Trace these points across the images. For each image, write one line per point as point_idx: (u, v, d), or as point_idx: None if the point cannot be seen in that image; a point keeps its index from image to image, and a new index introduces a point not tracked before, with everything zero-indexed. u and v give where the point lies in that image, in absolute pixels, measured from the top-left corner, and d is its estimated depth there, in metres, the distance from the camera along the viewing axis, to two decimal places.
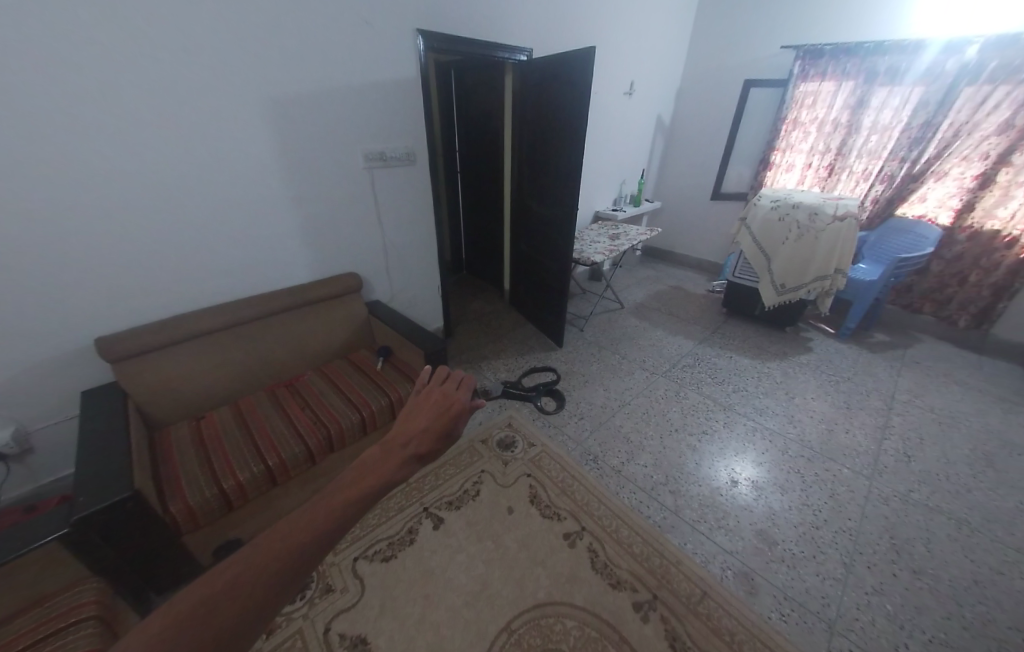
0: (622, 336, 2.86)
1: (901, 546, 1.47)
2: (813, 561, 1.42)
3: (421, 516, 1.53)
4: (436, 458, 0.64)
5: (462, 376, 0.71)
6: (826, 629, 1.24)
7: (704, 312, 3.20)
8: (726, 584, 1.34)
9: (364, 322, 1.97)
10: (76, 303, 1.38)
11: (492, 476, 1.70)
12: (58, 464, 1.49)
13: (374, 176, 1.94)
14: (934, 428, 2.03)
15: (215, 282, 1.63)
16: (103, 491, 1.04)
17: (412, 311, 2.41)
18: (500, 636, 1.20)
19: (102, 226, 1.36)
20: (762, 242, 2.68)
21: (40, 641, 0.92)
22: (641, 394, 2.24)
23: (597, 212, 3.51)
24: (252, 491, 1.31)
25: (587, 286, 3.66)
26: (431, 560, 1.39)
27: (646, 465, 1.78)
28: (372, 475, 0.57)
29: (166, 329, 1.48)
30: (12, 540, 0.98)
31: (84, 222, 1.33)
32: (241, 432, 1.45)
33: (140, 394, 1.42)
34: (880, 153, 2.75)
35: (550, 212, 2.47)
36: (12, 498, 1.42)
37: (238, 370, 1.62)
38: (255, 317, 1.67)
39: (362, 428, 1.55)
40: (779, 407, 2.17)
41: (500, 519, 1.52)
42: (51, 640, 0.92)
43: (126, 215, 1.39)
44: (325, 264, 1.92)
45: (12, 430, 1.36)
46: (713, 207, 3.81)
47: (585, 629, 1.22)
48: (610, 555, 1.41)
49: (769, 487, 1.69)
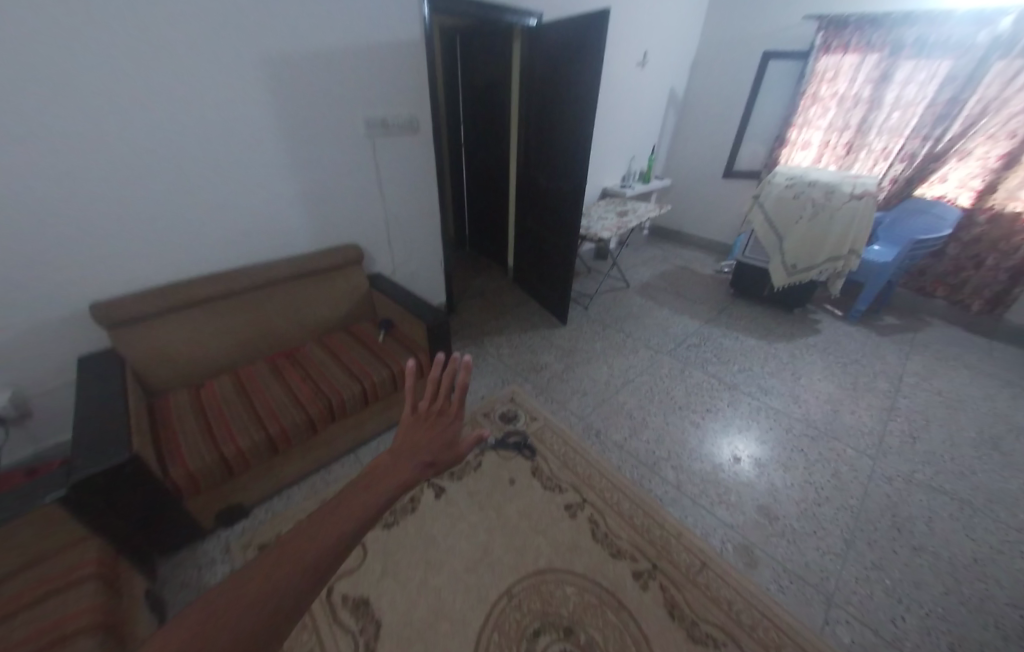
0: (627, 315, 2.82)
1: (901, 525, 1.46)
2: (813, 536, 1.42)
3: (423, 485, 1.55)
4: (442, 466, 0.57)
5: (457, 363, 0.63)
6: (823, 600, 1.24)
7: (711, 293, 3.15)
8: (725, 556, 1.35)
9: (365, 294, 1.95)
10: (70, 268, 1.36)
11: (494, 449, 1.71)
12: (58, 429, 1.51)
13: (375, 144, 1.88)
14: (941, 412, 2.00)
15: (215, 250, 1.61)
16: (102, 454, 1.04)
17: (414, 285, 2.38)
18: (500, 601, 1.21)
19: (95, 189, 1.33)
20: (773, 220, 2.60)
21: (41, 601, 0.90)
22: (645, 372, 2.23)
23: (605, 189, 3.42)
24: (255, 457, 1.32)
25: (593, 264, 3.61)
26: (432, 528, 1.41)
27: (649, 441, 1.78)
28: (379, 483, 0.50)
29: (163, 296, 1.46)
30: (13, 504, 0.97)
31: (76, 185, 1.30)
32: (243, 400, 1.45)
33: (139, 359, 1.42)
34: (901, 130, 2.64)
35: (557, 186, 2.40)
36: (14, 461, 1.45)
37: (239, 339, 1.62)
38: (256, 286, 1.65)
39: (365, 399, 1.55)
40: (784, 387, 2.15)
41: (502, 490, 1.53)
42: (52, 600, 0.90)
43: (119, 178, 1.35)
44: (326, 234, 1.89)
45: (10, 393, 1.36)
46: (725, 185, 3.71)
47: (584, 595, 1.23)
48: (610, 526, 1.42)
49: (771, 464, 1.70)
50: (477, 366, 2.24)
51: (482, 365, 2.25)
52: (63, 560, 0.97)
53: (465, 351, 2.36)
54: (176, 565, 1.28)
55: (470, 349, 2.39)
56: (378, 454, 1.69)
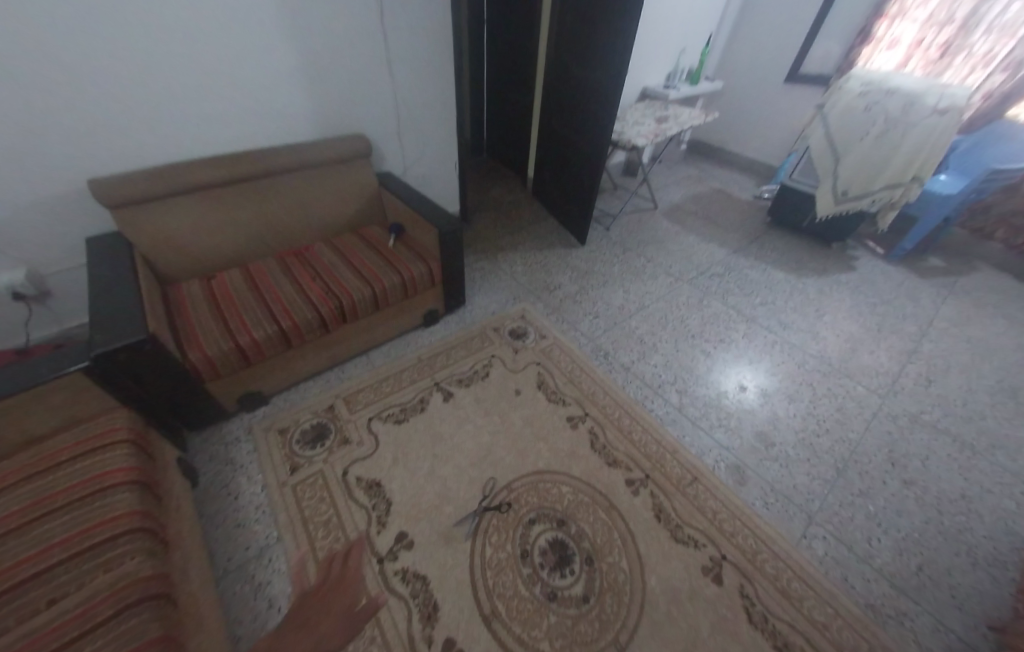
0: (650, 238, 2.66)
1: (896, 460, 1.49)
2: (806, 463, 1.46)
3: (432, 389, 1.60)
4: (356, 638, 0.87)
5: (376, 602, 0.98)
6: (804, 517, 1.31)
7: (744, 220, 2.92)
8: (717, 473, 1.41)
9: (374, 194, 1.84)
10: (58, 139, 1.26)
11: (502, 362, 1.73)
12: (76, 310, 1.56)
13: (384, 10, 1.61)
14: (965, 358, 1.92)
15: (212, 131, 1.48)
16: (117, 332, 1.06)
17: (426, 189, 2.24)
18: (500, 492, 1.30)
19: (69, 42, 1.17)
20: (835, 136, 2.29)
21: (78, 458, 0.95)
22: (662, 298, 2.16)
23: (645, 90, 3.03)
24: (269, 350, 1.35)
25: (620, 180, 3.33)
26: (439, 427, 1.48)
27: (657, 365, 1.78)
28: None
29: (161, 177, 1.38)
30: (32, 364, 0.98)
31: (47, 35, 1.14)
32: (253, 295, 1.45)
33: (145, 244, 1.40)
34: (1016, 29, 2.16)
35: (593, 79, 2.10)
36: (42, 337, 1.52)
37: (245, 232, 1.57)
38: (258, 174, 1.55)
39: (374, 303, 1.54)
40: (805, 323, 2.07)
41: (507, 399, 1.58)
42: (90, 458, 0.95)
43: (94, 31, 1.18)
44: (330, 122, 1.72)
45: (26, 272, 1.37)
46: (782, 94, 3.22)
47: (579, 495, 1.31)
48: (609, 438, 1.47)
49: (777, 395, 1.70)
50: (488, 280, 2.18)
51: (493, 279, 2.19)
52: (94, 426, 1.02)
53: (477, 265, 2.29)
54: (204, 440, 1.39)
55: (482, 262, 2.32)
56: (389, 358, 1.72)
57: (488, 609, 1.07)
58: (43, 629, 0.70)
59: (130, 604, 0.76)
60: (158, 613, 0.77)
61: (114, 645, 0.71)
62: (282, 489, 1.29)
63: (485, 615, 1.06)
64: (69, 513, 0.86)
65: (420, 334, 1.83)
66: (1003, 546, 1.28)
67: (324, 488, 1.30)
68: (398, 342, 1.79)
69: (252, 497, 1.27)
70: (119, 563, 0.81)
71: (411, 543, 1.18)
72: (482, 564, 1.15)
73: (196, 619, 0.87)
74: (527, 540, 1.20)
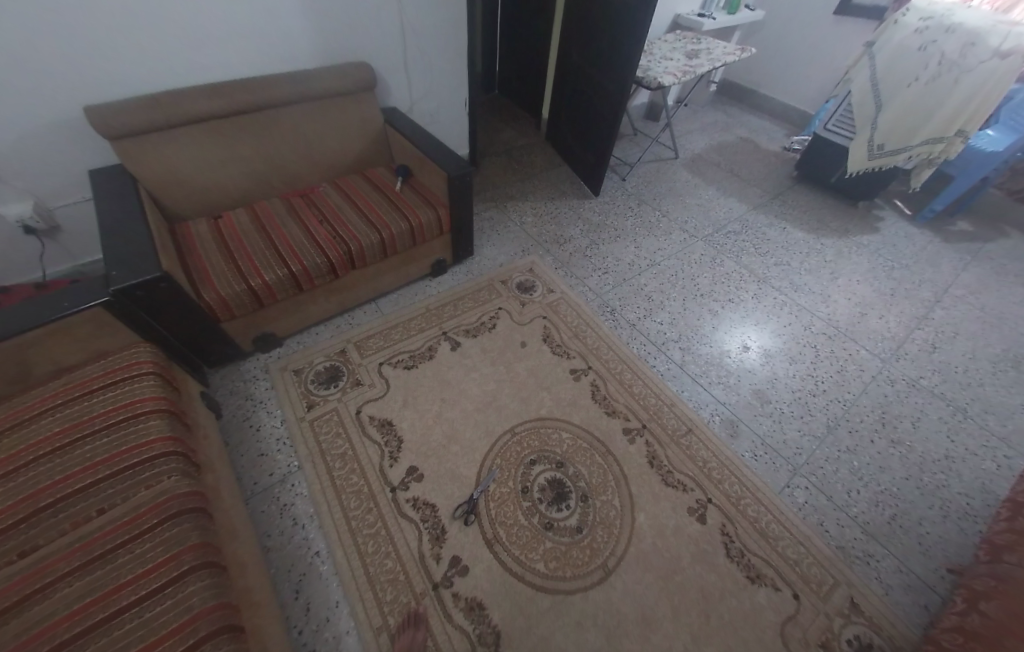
0: (667, 191, 2.55)
1: (887, 420, 1.54)
2: (798, 419, 1.52)
3: (440, 337, 1.65)
4: None
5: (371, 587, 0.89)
6: (790, 469, 1.39)
7: (769, 173, 2.77)
8: (711, 426, 1.48)
9: (380, 133, 1.77)
10: (49, 60, 1.20)
11: (509, 313, 1.75)
12: (87, 246, 1.58)
13: None
14: (975, 326, 1.91)
15: (210, 57, 1.40)
16: (133, 269, 1.09)
17: (434, 130, 2.14)
18: (504, 435, 1.38)
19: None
20: (880, 82, 2.12)
21: (109, 385, 1.01)
22: (673, 255, 2.12)
23: (677, 19, 2.78)
24: (280, 292, 1.38)
25: (640, 125, 3.14)
26: (447, 373, 1.54)
27: (662, 322, 1.80)
28: None
29: (159, 105, 1.32)
30: (57, 298, 1.02)
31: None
32: (262, 236, 1.45)
33: (151, 180, 1.38)
34: None
35: (622, 5, 1.91)
36: (58, 272, 1.56)
37: (249, 170, 1.54)
38: (260, 107, 1.48)
39: (382, 249, 1.53)
40: (817, 285, 2.04)
41: (512, 349, 1.62)
42: (120, 385, 1.02)
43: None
44: (333, 49, 1.61)
45: (33, 205, 1.38)
46: (828, 29, 2.90)
47: (578, 441, 1.38)
48: (610, 390, 1.53)
49: (779, 355, 1.72)
50: (497, 229, 2.15)
51: (502, 229, 2.16)
52: (119, 357, 1.08)
53: (486, 214, 2.24)
54: (224, 376, 1.47)
55: (491, 211, 2.27)
56: (398, 305, 1.75)
57: (490, 534, 1.18)
58: (98, 531, 0.80)
59: (171, 514, 0.85)
60: (196, 523, 0.87)
61: (162, 547, 0.80)
62: (299, 423, 1.37)
63: (487, 539, 1.17)
64: (107, 435, 0.93)
65: (429, 283, 1.85)
66: (976, 503, 1.35)
67: (339, 424, 1.38)
68: (407, 290, 1.81)
69: (272, 429, 1.36)
70: (157, 480, 0.89)
71: (420, 476, 1.28)
72: (485, 497, 1.25)
73: (230, 530, 0.97)
74: (528, 478, 1.29)
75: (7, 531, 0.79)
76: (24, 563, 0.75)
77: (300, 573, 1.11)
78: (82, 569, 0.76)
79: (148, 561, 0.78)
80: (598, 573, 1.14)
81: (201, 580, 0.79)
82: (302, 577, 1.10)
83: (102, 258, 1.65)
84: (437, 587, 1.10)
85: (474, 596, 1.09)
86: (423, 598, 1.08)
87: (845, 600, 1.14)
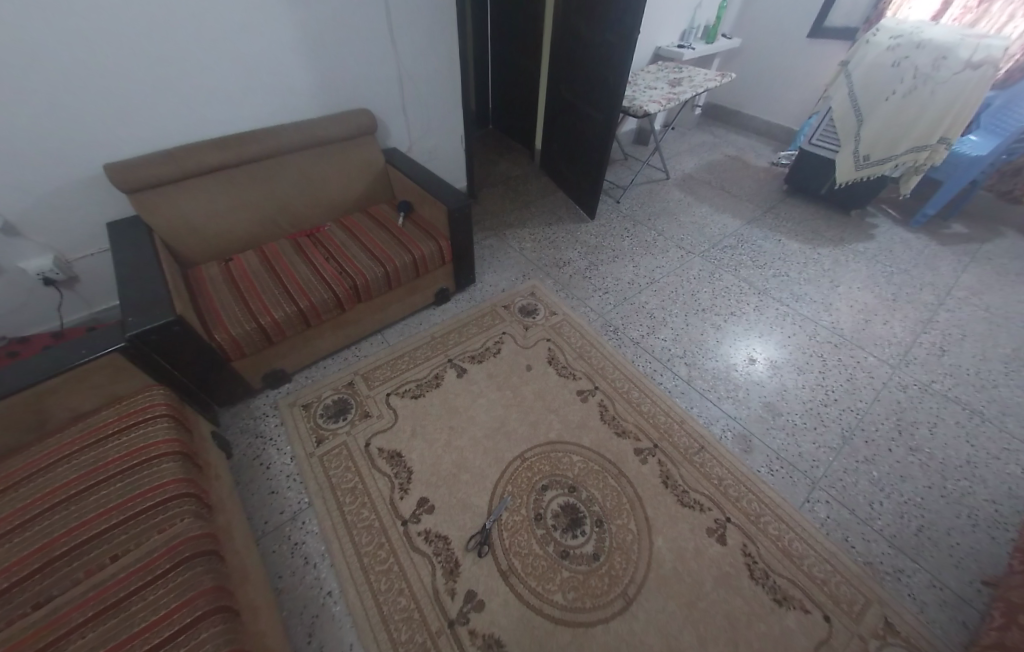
0: (661, 211, 2.61)
1: (904, 427, 1.51)
2: (812, 431, 1.50)
3: (445, 365, 1.66)
4: None
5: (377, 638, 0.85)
6: (809, 483, 1.35)
7: (760, 188, 2.83)
8: (724, 442, 1.45)
9: (381, 172, 1.85)
10: (68, 122, 1.28)
11: (513, 338, 1.77)
12: (102, 295, 1.63)
13: None
14: (982, 327, 1.89)
15: (221, 114, 1.50)
16: (148, 315, 1.12)
17: (432, 165, 2.22)
18: (513, 461, 1.37)
19: (68, 19, 1.16)
20: (858, 97, 2.18)
21: (120, 432, 1.02)
22: (671, 273, 2.14)
23: (658, 51, 2.93)
24: (290, 328, 1.41)
25: (630, 150, 3.25)
26: (454, 401, 1.54)
27: (666, 339, 1.81)
28: None
29: (174, 159, 1.40)
30: (74, 347, 1.05)
31: (50, 19, 1.14)
32: (271, 276, 1.49)
33: (166, 228, 1.44)
34: None
35: (604, 43, 2.02)
36: (74, 321, 1.60)
37: (257, 214, 1.61)
38: (267, 154, 1.56)
39: (386, 281, 1.57)
40: (818, 294, 2.05)
41: (519, 374, 1.63)
42: (132, 430, 1.03)
43: (88, 6, 1.17)
44: (334, 98, 1.71)
45: (53, 258, 1.44)
46: (804, 50, 3.03)
47: (589, 464, 1.37)
48: (619, 411, 1.52)
49: (786, 366, 1.72)
50: (498, 257, 2.19)
51: (502, 257, 2.20)
52: (132, 402, 1.09)
53: (486, 242, 2.30)
54: (235, 414, 1.48)
55: (491, 240, 2.32)
56: (403, 336, 1.77)
57: (504, 566, 1.15)
58: (111, 579, 0.79)
59: (183, 560, 0.85)
60: (209, 567, 0.86)
61: (175, 593, 0.80)
62: (309, 459, 1.37)
63: (502, 570, 1.15)
64: (121, 479, 0.94)
65: (433, 312, 1.88)
66: (1005, 509, 1.31)
67: (349, 459, 1.37)
68: (412, 320, 1.84)
69: (282, 466, 1.36)
70: (170, 523, 0.89)
71: (432, 508, 1.26)
72: (498, 528, 1.22)
73: (243, 573, 0.96)
74: (540, 504, 1.27)
75: (21, 582, 0.79)
76: (36, 615, 0.75)
77: (313, 616, 1.08)
78: (96, 619, 0.75)
79: (161, 608, 0.77)
80: (619, 602, 1.10)
81: (214, 625, 0.78)
82: (315, 620, 1.07)
83: (118, 304, 1.69)
84: (454, 624, 1.06)
85: (490, 633, 1.05)
86: (439, 636, 1.05)
87: (879, 620, 1.09)
